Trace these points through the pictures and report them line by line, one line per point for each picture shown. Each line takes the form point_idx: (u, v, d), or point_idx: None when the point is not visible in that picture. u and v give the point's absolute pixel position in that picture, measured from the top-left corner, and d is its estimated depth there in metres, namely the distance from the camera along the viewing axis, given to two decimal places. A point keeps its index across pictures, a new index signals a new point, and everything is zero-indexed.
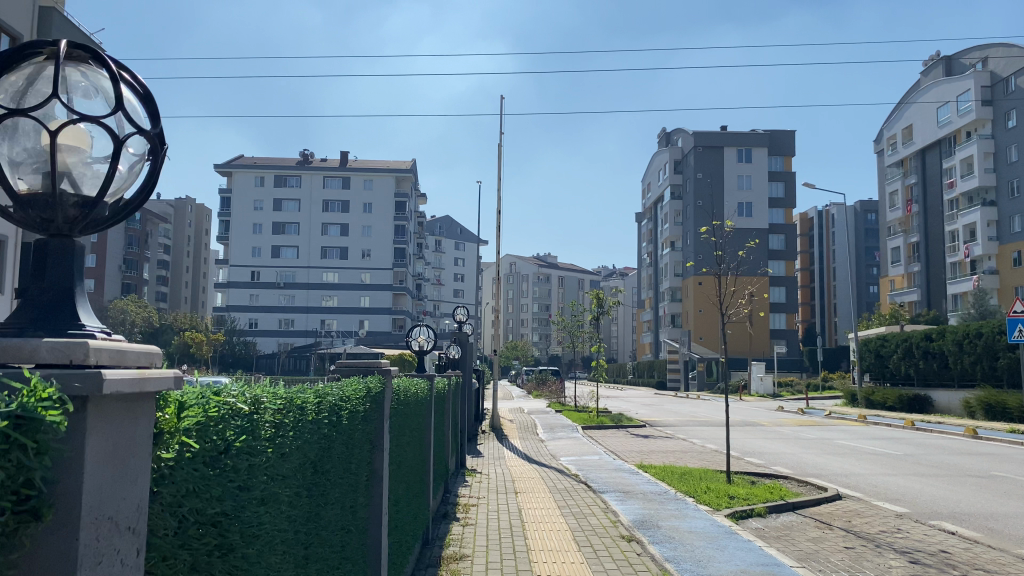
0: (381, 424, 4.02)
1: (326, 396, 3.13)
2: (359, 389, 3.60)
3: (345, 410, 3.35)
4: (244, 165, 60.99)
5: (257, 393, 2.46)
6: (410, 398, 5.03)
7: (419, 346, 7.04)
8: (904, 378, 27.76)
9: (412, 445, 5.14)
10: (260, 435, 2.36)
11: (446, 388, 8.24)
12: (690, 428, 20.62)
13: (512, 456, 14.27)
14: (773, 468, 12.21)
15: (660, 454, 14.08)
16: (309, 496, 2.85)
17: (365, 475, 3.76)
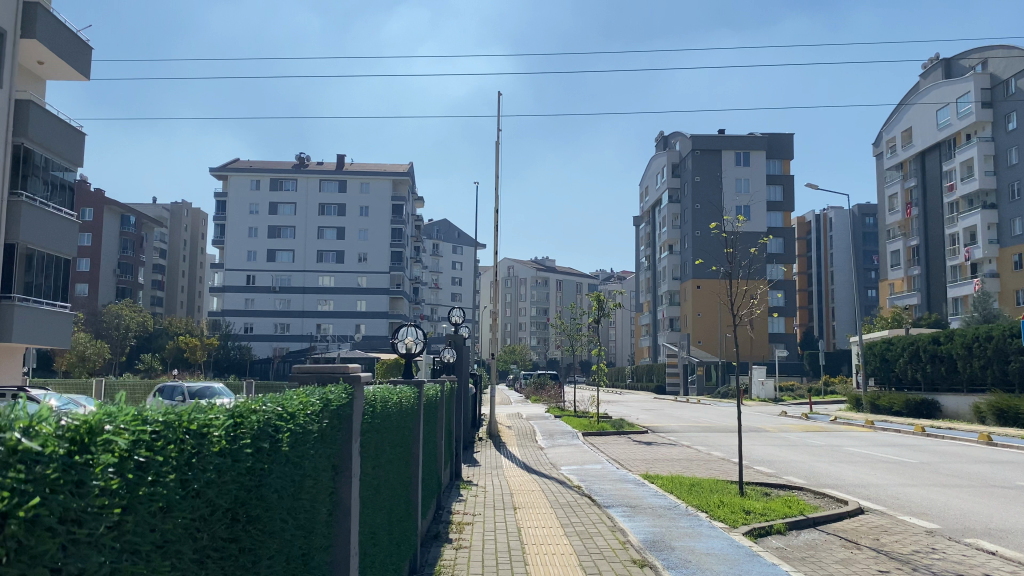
0: (348, 443, 3.42)
1: (245, 419, 2.56)
2: (305, 406, 3.02)
3: (281, 432, 2.78)
4: (238, 168, 60.25)
5: (104, 424, 1.87)
6: (393, 408, 4.42)
7: (406, 348, 6.37)
8: (910, 383, 27.13)
9: (395, 462, 4.52)
10: (95, 484, 1.77)
11: (439, 396, 7.57)
12: (693, 434, 19.96)
13: (510, 465, 13.64)
14: (787, 478, 11.54)
15: (665, 463, 13.42)
16: (215, 547, 2.27)
17: (325, 507, 3.18)
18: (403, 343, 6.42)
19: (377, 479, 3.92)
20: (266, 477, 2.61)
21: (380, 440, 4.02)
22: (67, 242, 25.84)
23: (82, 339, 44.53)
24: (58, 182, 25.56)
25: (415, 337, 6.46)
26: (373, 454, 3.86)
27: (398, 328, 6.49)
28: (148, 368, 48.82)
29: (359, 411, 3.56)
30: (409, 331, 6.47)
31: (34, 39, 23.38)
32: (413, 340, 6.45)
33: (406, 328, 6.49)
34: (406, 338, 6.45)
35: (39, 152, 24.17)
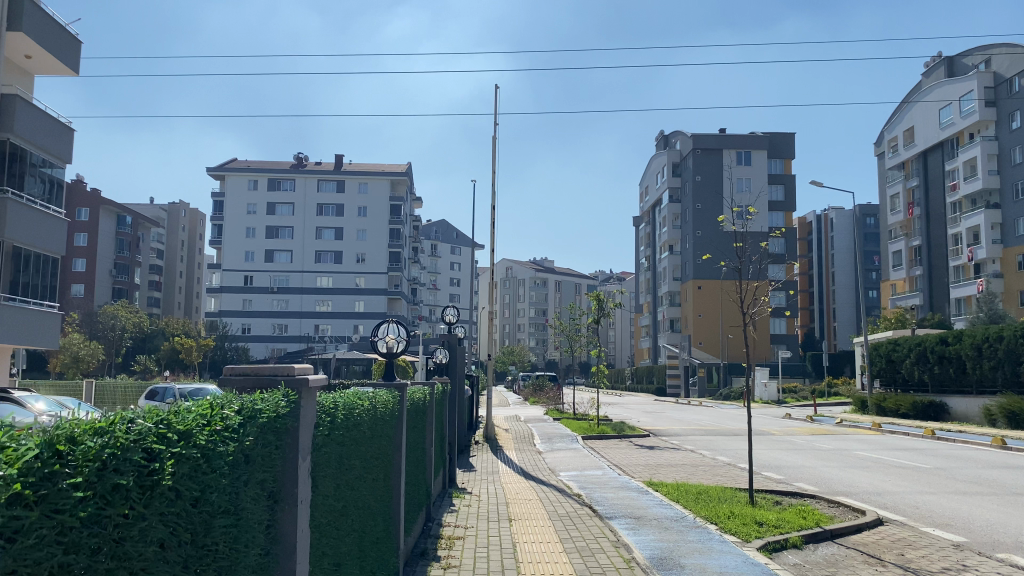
0: (291, 462, 2.85)
1: (116, 448, 1.92)
2: (220, 424, 2.40)
3: (178, 464, 2.14)
4: (236, 168, 59.56)
5: None
6: (363, 413, 3.85)
7: (388, 347, 5.82)
8: (917, 384, 26.59)
9: (366, 478, 3.93)
10: None
11: (426, 398, 7.01)
12: (697, 437, 19.39)
13: (506, 471, 13.09)
14: (797, 485, 11.00)
15: (669, 468, 12.86)
16: None
17: (256, 546, 2.57)
18: (384, 342, 5.86)
19: (339, 498, 3.36)
20: (161, 516, 2.02)
21: (343, 451, 3.46)
22: (55, 240, 25.25)
23: (77, 340, 44.05)
24: (46, 178, 24.96)
25: (399, 332, 5.91)
26: (332, 466, 3.29)
27: (379, 323, 5.94)
28: (143, 370, 48.33)
29: (307, 417, 2.99)
30: (390, 326, 5.93)
31: (20, 32, 22.81)
32: (398, 337, 5.90)
33: (391, 323, 5.95)
34: (388, 333, 5.90)
35: (26, 149, 23.57)
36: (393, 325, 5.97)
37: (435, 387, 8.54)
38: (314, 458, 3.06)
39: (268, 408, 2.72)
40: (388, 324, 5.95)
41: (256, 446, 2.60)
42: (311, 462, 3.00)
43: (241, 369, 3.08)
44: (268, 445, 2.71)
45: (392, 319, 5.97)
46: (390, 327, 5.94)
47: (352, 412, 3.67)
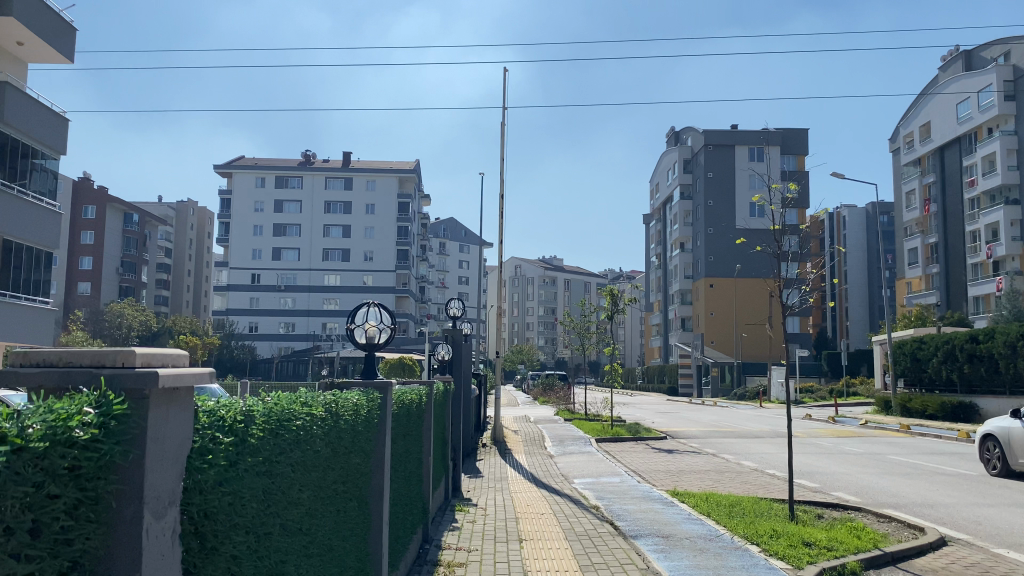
0: (122, 523, 1.88)
1: None
2: None
3: None
4: (243, 165, 58.82)
5: None
6: (305, 424, 2.90)
7: (368, 336, 4.90)
8: (944, 384, 25.50)
9: (312, 511, 2.95)
10: None
11: (422, 397, 6.04)
12: (717, 440, 18.35)
13: (515, 477, 12.11)
14: (837, 495, 9.97)
15: (691, 476, 11.82)
16: None
17: None
18: (362, 336, 4.90)
19: (246, 553, 2.40)
20: None
21: (261, 484, 2.52)
22: (49, 233, 24.40)
23: (80, 338, 43.31)
24: (38, 168, 24.10)
25: (388, 326, 4.95)
26: (231, 508, 2.32)
27: (357, 307, 4.93)
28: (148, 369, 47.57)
29: (157, 438, 2.00)
30: (371, 314, 4.95)
31: (11, 16, 22.01)
32: (384, 337, 4.92)
33: (383, 319, 4.93)
34: (376, 321, 4.92)
35: (14, 137, 22.64)
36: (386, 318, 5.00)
37: (436, 383, 7.53)
38: (178, 510, 2.08)
39: (26, 437, 1.63)
40: (379, 309, 4.96)
41: (1, 509, 1.57)
42: (168, 519, 2.02)
43: (49, 358, 2.07)
44: (49, 498, 1.69)
45: (380, 309, 4.99)
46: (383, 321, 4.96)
47: (277, 429, 2.70)
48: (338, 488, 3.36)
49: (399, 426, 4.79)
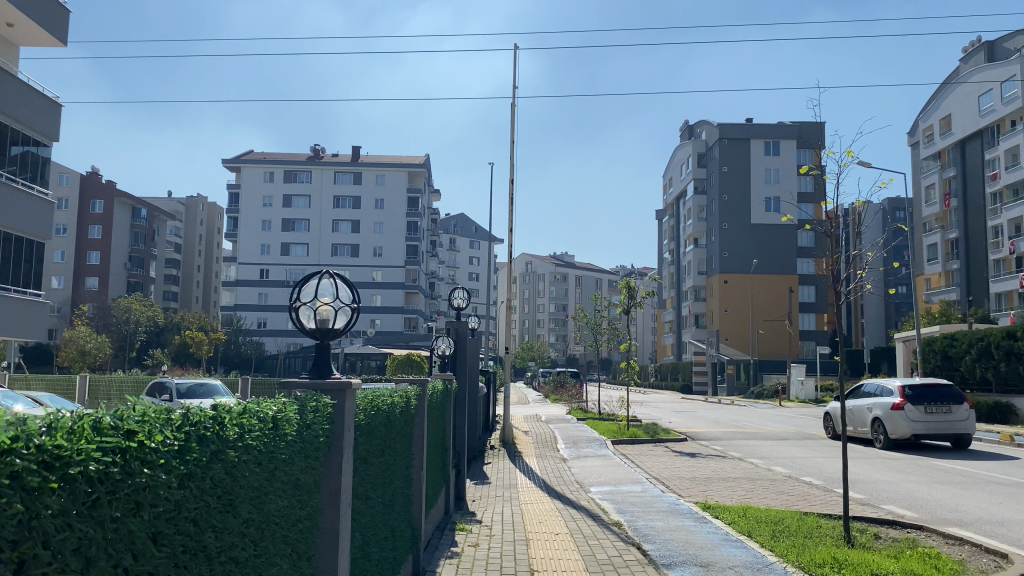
0: None
1: None
2: None
3: None
4: (253, 160, 57.83)
5: None
6: (81, 474, 1.72)
7: (323, 318, 3.82)
8: (978, 383, 24.24)
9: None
10: None
11: (413, 398, 4.89)
12: (740, 442, 17.24)
13: (526, 484, 11.02)
14: (889, 509, 8.85)
15: (721, 486, 10.68)
16: None
17: None
18: (315, 319, 3.84)
19: None
20: None
21: None
22: (40, 223, 23.42)
23: (83, 333, 42.42)
24: (30, 156, 23.11)
25: (352, 303, 3.90)
26: None
27: (311, 275, 3.88)
28: (154, 364, 46.77)
29: None
30: (328, 288, 3.88)
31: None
32: (345, 320, 3.88)
33: (349, 300, 3.89)
34: (345, 296, 3.90)
35: (4, 122, 21.65)
36: (352, 293, 3.92)
37: (430, 384, 6.43)
38: None
39: None
40: (342, 281, 3.88)
41: None
42: None
43: None
44: None
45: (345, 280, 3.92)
46: (350, 300, 3.90)
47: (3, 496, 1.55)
48: (223, 561, 2.19)
49: (372, 437, 3.63)
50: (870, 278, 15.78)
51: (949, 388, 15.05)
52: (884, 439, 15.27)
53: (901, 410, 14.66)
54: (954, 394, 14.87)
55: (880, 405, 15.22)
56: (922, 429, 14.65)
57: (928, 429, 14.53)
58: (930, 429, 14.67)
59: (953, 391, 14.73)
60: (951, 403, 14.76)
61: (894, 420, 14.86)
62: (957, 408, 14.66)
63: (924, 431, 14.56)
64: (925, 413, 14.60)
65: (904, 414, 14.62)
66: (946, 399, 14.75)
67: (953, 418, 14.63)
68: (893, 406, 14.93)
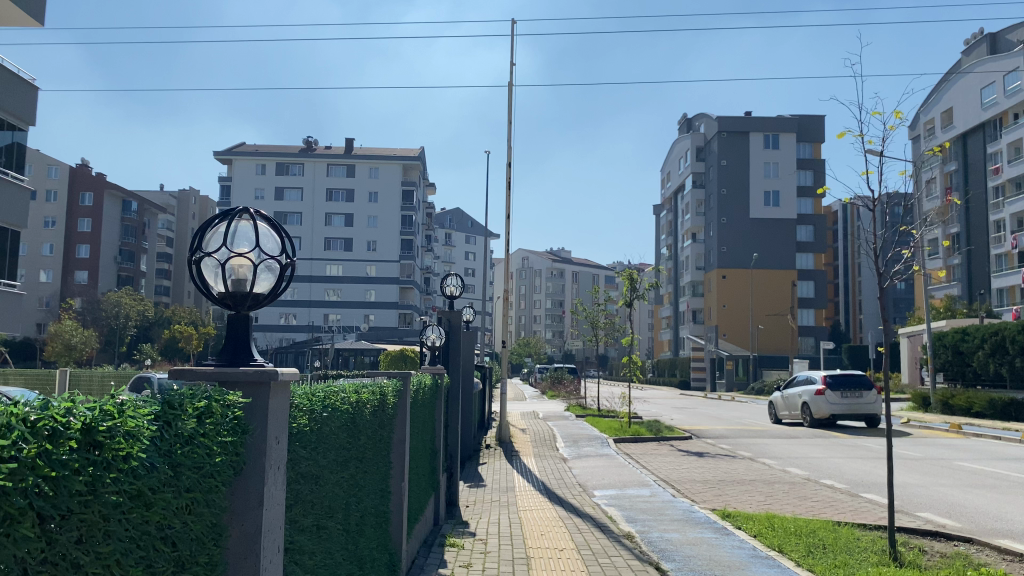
0: None
1: None
2: None
3: None
4: (245, 152, 56.82)
5: None
6: None
7: (238, 278, 2.82)
8: (991, 378, 23.45)
9: None
10: None
11: (392, 391, 4.04)
12: (747, 440, 16.42)
13: (523, 488, 10.11)
14: (927, 517, 8.01)
15: (736, 490, 9.81)
16: None
17: None
18: (226, 279, 2.82)
19: None
20: None
21: None
22: (16, 212, 22.39)
23: (70, 327, 41.34)
24: (6, 143, 22.10)
25: (272, 253, 2.87)
26: None
27: (219, 214, 2.88)
28: (142, 359, 45.75)
29: None
30: (247, 233, 2.84)
31: None
32: (269, 279, 2.87)
33: (267, 252, 2.85)
34: (268, 243, 2.87)
35: None
36: (279, 235, 2.91)
37: (413, 379, 5.53)
38: None
39: None
40: (263, 218, 2.88)
41: None
42: None
43: None
44: None
45: (274, 220, 2.92)
46: (272, 249, 2.88)
47: None
48: None
49: (324, 450, 2.79)
50: (913, 260, 13.93)
51: (860, 378, 18.99)
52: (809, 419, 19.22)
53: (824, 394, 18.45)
54: (864, 382, 18.78)
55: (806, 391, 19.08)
56: (839, 409, 18.50)
57: (845, 409, 18.45)
58: (846, 409, 18.55)
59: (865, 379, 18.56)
60: (862, 388, 18.64)
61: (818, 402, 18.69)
62: (867, 392, 18.75)
63: (841, 410, 18.41)
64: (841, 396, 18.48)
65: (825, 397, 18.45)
66: (858, 385, 18.66)
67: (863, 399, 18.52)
68: (816, 392, 18.75)
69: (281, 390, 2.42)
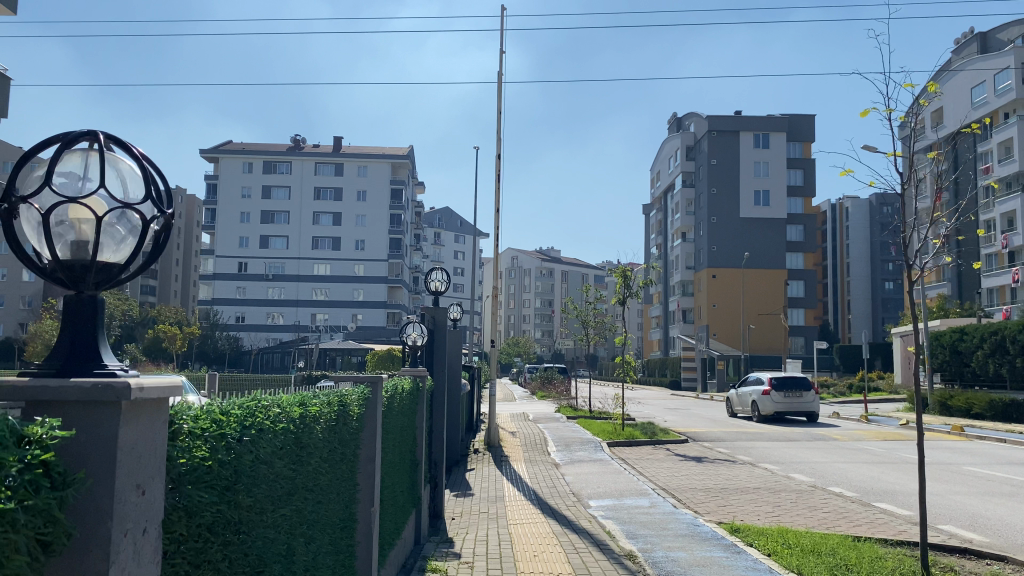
0: None
1: None
2: None
3: None
4: (231, 150, 55.98)
5: None
6: None
7: (84, 249, 2.14)
8: (991, 379, 22.97)
9: None
10: None
11: (355, 397, 3.40)
12: (745, 443, 15.90)
13: (513, 497, 9.48)
14: (951, 531, 7.43)
15: (741, 499, 9.20)
16: None
17: None
18: (69, 243, 2.15)
19: None
20: None
21: None
22: None
23: (50, 327, 40.38)
24: None
25: (137, 197, 2.22)
26: None
27: (49, 139, 2.16)
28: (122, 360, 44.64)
29: None
30: (82, 173, 2.16)
31: None
32: (133, 235, 2.22)
33: (131, 202, 2.20)
34: (124, 187, 2.21)
35: None
36: (144, 171, 2.26)
37: (390, 382, 4.89)
38: None
39: None
40: (124, 148, 2.22)
41: None
42: None
43: None
44: None
45: (138, 150, 2.27)
46: (135, 189, 2.23)
47: None
48: None
49: (241, 490, 2.16)
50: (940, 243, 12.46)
51: (802, 379, 21.13)
52: (756, 415, 21.22)
53: (768, 395, 20.62)
54: (805, 383, 20.86)
55: (754, 391, 21.22)
56: (782, 408, 20.63)
57: (787, 407, 20.49)
58: (788, 407, 20.68)
59: (805, 380, 20.68)
60: (803, 389, 20.72)
61: (763, 401, 20.82)
62: (808, 392, 20.73)
63: (783, 409, 20.51)
64: (783, 397, 20.58)
65: (769, 397, 20.59)
66: (800, 386, 20.72)
67: (804, 399, 20.63)
68: (762, 392, 20.79)
69: (133, 418, 1.76)
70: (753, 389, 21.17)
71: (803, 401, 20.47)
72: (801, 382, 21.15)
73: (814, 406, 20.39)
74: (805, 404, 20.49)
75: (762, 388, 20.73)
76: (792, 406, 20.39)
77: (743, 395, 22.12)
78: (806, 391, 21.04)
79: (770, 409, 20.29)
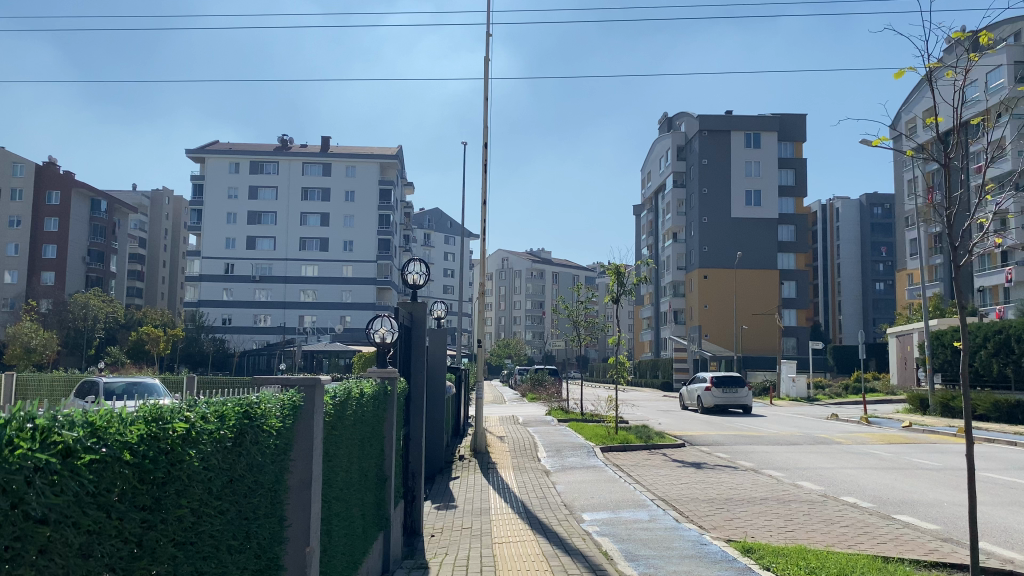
0: None
1: None
2: None
3: None
4: (217, 149, 54.91)
5: None
6: None
7: None
8: (995, 380, 22.30)
9: None
10: None
11: (258, 405, 2.78)
12: (745, 447, 15.21)
13: (499, 511, 8.69)
14: (989, 549, 6.66)
15: (749, 511, 8.41)
16: None
17: None
18: None
19: None
20: None
21: None
22: None
23: (30, 329, 39.30)
24: None
25: None
26: None
27: None
28: (104, 362, 43.48)
29: None
30: None
31: None
32: None
33: None
34: None
35: None
36: None
37: (350, 387, 4.20)
38: None
39: None
40: None
41: None
42: None
43: None
44: None
45: None
46: None
47: None
48: None
49: None
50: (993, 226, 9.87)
51: (739, 377, 24.99)
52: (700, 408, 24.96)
53: (710, 391, 24.36)
54: (741, 380, 24.58)
55: (699, 387, 25.03)
56: (720, 401, 24.42)
57: (725, 401, 24.25)
58: (726, 401, 24.47)
59: (740, 378, 24.33)
60: (739, 386, 24.45)
61: (705, 396, 24.60)
62: (742, 389, 24.44)
63: (722, 402, 24.27)
64: (722, 391, 24.39)
65: (710, 392, 24.33)
66: (735, 383, 24.47)
67: (739, 394, 24.37)
68: (705, 389, 24.56)
69: None
70: (697, 386, 24.93)
71: (739, 396, 24.22)
72: (739, 379, 24.86)
73: (748, 399, 24.16)
74: (740, 398, 24.27)
75: (705, 385, 24.46)
76: (730, 399, 24.18)
77: (691, 390, 25.94)
78: (743, 386, 24.88)
79: (711, 403, 24.10)
